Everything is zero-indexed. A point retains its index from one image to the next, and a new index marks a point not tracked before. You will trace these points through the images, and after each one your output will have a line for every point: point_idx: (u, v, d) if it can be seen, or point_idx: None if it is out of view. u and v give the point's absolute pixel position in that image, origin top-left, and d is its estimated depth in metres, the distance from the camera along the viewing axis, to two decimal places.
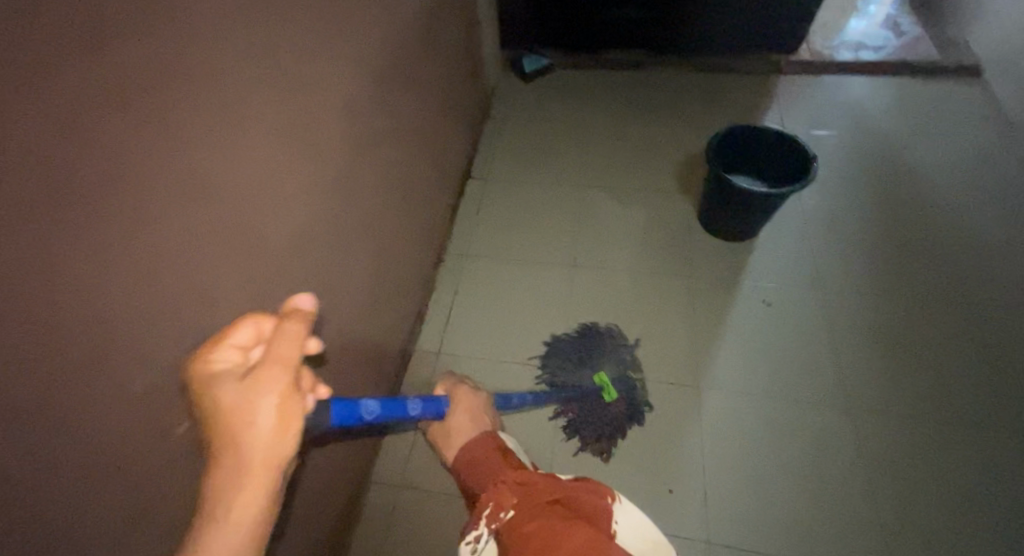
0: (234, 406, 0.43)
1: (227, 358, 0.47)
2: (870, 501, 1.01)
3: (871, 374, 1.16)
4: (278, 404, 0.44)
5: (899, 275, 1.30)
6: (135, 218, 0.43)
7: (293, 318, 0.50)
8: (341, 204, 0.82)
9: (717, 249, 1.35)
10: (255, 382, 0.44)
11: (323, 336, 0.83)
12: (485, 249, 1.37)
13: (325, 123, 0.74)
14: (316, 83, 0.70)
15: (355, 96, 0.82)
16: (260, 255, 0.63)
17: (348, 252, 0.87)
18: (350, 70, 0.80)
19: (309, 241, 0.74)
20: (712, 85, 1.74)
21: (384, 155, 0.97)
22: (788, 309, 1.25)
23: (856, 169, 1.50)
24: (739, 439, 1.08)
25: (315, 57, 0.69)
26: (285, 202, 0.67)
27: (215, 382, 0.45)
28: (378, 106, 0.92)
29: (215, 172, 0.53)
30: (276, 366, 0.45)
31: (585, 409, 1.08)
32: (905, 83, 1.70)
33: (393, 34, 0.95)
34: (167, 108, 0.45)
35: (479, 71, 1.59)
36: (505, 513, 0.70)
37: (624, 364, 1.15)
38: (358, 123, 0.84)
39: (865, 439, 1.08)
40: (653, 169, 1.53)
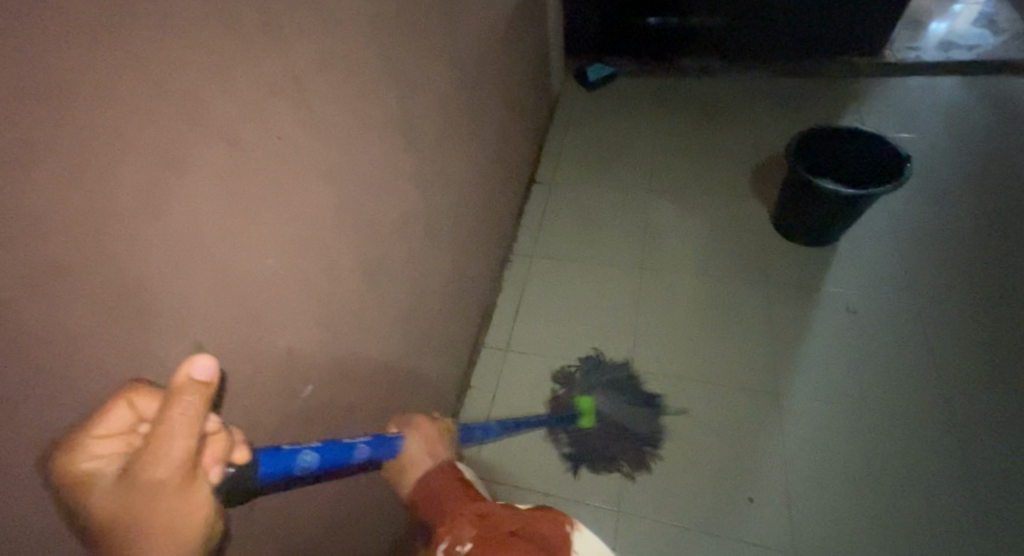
0: (109, 529, 0.32)
1: (102, 456, 0.33)
2: (980, 526, 0.92)
3: (974, 386, 1.06)
4: (180, 510, 0.33)
5: (1003, 282, 1.20)
6: (258, 186, 0.47)
7: (187, 396, 0.34)
8: (422, 197, 0.84)
9: (795, 254, 1.28)
10: (145, 493, 0.32)
11: (403, 326, 0.85)
12: (551, 251, 1.37)
13: (412, 117, 0.76)
14: (406, 76, 0.73)
15: (437, 90, 0.84)
16: (354, 234, 0.65)
17: (425, 246, 0.88)
18: (436, 68, 0.82)
19: (395, 229, 0.76)
20: (788, 89, 1.69)
21: (460, 154, 0.98)
22: (878, 317, 1.17)
23: (950, 170, 1.40)
24: (825, 448, 1.01)
25: (406, 53, 0.72)
26: (377, 187, 0.69)
27: (84, 495, 0.32)
28: (457, 105, 0.94)
29: (322, 153, 0.56)
30: (159, 467, 0.32)
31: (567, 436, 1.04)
32: (1003, 82, 1.59)
33: (470, 32, 0.96)
34: (291, 91, 0.49)
35: (547, 79, 1.60)
36: (461, 546, 0.52)
37: (614, 389, 1.11)
38: (439, 120, 0.87)
39: (975, 459, 0.98)
40: (725, 174, 1.48)
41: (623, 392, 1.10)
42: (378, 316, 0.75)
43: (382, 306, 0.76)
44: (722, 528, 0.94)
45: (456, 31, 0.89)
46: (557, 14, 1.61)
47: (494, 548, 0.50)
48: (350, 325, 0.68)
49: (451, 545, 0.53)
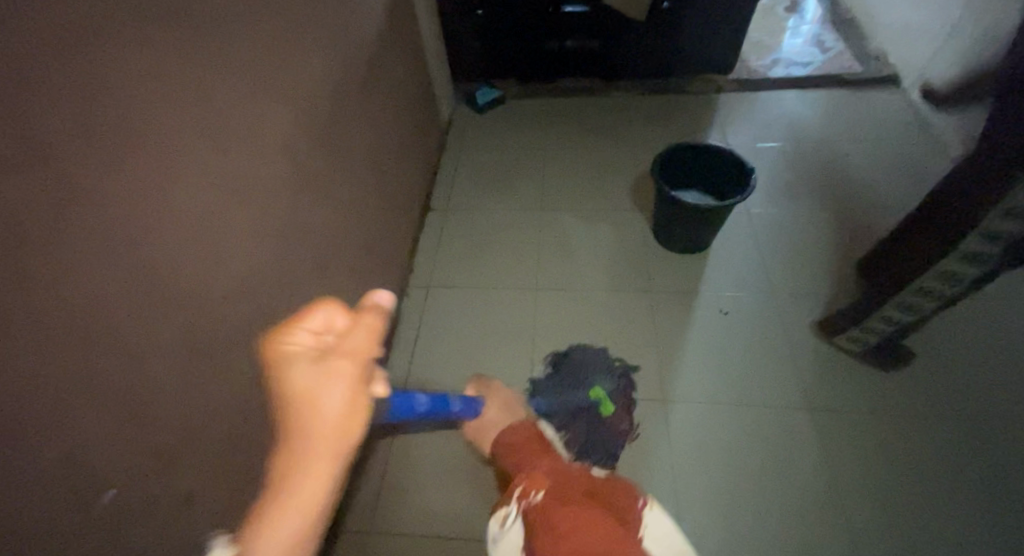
0: (308, 400, 0.43)
1: (303, 344, 0.45)
2: (830, 502, 1.03)
3: (825, 373, 1.19)
4: (353, 400, 0.45)
5: (844, 273, 1.35)
6: (29, 271, 0.43)
7: (378, 309, 0.52)
8: (284, 244, 0.83)
9: (669, 262, 1.39)
10: (336, 373, 0.44)
11: (279, 378, 0.83)
12: (447, 279, 1.40)
13: (252, 166, 0.73)
14: (241, 129, 0.71)
15: (287, 136, 0.83)
16: (186, 300, 0.61)
17: (292, 294, 0.87)
18: (281, 114, 0.81)
19: (248, 283, 0.73)
20: (657, 106, 1.82)
21: (325, 196, 0.98)
22: (743, 317, 1.28)
23: (794, 176, 1.57)
24: (705, 446, 1.10)
25: (237, 104, 0.70)
26: (216, 244, 0.66)
27: (294, 369, 0.44)
28: (317, 148, 0.93)
29: (126, 221, 0.53)
30: (354, 360, 0.46)
31: (618, 396, 1.15)
32: (835, 93, 1.80)
33: (325, 71, 0.95)
34: (59, 161, 0.46)
35: (432, 106, 1.64)
36: (537, 495, 0.70)
37: (584, 379, 1.16)
38: (294, 165, 0.85)
39: (825, 442, 1.10)
40: (605, 190, 1.58)
41: (573, 377, 1.17)
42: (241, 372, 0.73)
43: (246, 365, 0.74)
44: None
45: (304, 71, 0.88)
46: (435, 43, 1.65)
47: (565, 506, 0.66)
48: (207, 393, 0.66)
49: (527, 491, 0.71)
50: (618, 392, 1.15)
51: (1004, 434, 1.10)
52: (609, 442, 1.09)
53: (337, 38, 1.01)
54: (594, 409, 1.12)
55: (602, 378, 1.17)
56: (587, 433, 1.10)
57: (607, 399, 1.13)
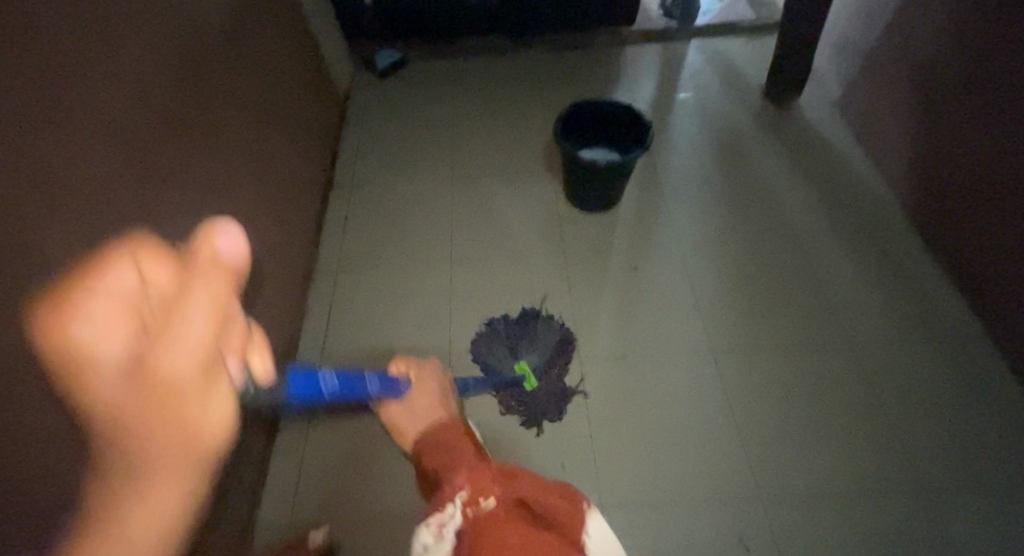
0: (115, 402, 0.38)
1: (101, 335, 0.40)
2: (735, 438, 1.08)
3: (729, 317, 1.24)
4: (185, 386, 0.41)
5: (744, 218, 1.40)
6: None
7: (174, 291, 0.47)
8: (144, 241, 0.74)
9: (579, 223, 1.40)
10: (137, 375, 0.39)
11: None
12: (357, 261, 1.35)
13: (92, 159, 0.64)
14: (71, 117, 0.61)
15: (136, 120, 0.72)
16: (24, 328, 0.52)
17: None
18: (122, 92, 0.70)
19: None
20: (563, 64, 1.79)
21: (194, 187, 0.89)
22: (653, 270, 1.32)
23: (697, 127, 1.60)
24: (620, 399, 1.13)
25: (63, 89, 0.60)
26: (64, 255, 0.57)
27: (90, 374, 0.39)
28: (178, 130, 0.83)
29: None
30: (161, 355, 0.41)
31: (547, 382, 1.13)
32: (732, 42, 1.83)
33: (178, 42, 0.85)
34: None
35: (324, 76, 1.54)
36: (485, 501, 0.60)
37: (519, 352, 1.16)
38: (150, 150, 0.75)
39: (730, 380, 1.15)
40: (515, 153, 1.55)
41: (507, 347, 1.16)
42: None
43: None
44: None
45: (150, 42, 0.77)
46: (318, 6, 1.53)
47: (506, 516, 0.57)
48: None
49: (473, 495, 0.60)
50: (546, 377, 1.14)
51: (889, 352, 1.18)
52: (531, 417, 1.10)
53: (188, 5, 0.90)
54: (516, 384, 1.12)
55: (538, 353, 1.15)
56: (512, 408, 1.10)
57: (530, 374, 1.13)
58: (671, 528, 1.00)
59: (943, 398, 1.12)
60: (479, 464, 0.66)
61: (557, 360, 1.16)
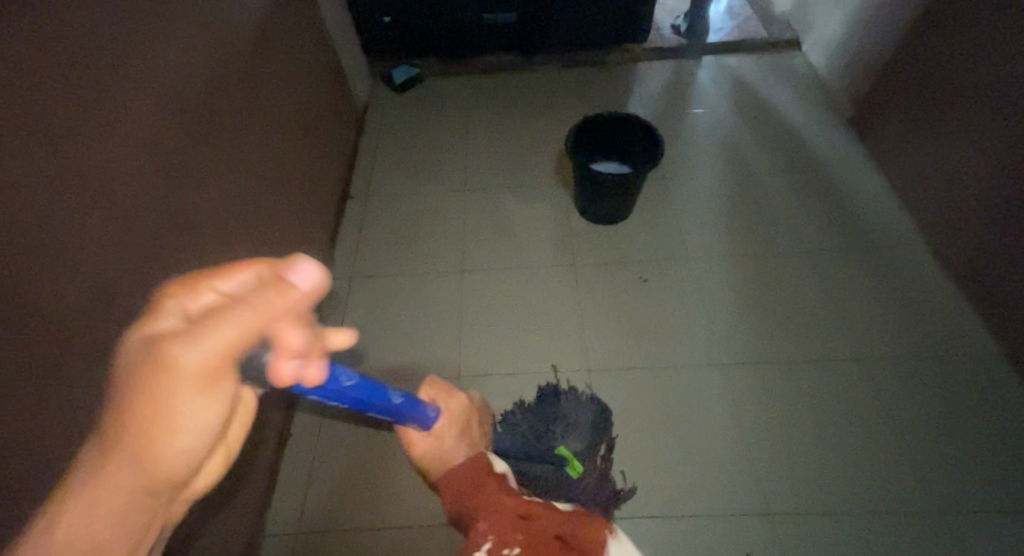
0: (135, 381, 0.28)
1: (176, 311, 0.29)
2: (741, 451, 1.08)
3: (737, 329, 1.24)
4: (194, 414, 0.29)
5: (753, 232, 1.40)
6: None
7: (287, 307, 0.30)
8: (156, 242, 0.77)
9: (589, 234, 1.42)
10: (160, 367, 0.27)
11: None
12: (370, 268, 1.38)
13: (106, 163, 0.67)
14: (87, 123, 0.65)
15: (151, 127, 0.76)
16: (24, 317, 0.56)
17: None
18: (140, 101, 0.74)
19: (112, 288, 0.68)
20: (576, 79, 1.82)
21: (213, 192, 0.92)
22: (662, 282, 1.32)
23: (707, 141, 1.61)
24: (626, 409, 1.13)
25: (80, 97, 0.64)
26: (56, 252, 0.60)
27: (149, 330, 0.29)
28: (195, 138, 0.87)
29: None
30: (192, 356, 0.27)
31: (590, 468, 1.05)
32: (744, 60, 1.85)
33: (200, 55, 0.89)
34: None
35: (343, 89, 1.58)
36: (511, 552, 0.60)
37: (555, 433, 1.08)
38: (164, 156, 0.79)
39: (737, 393, 1.15)
40: (527, 165, 1.58)
41: (539, 429, 1.09)
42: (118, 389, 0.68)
43: None
44: None
45: (170, 55, 0.81)
46: (339, 22, 1.58)
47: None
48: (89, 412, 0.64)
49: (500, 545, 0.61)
50: (588, 460, 1.06)
51: (900, 367, 1.17)
52: (580, 505, 1.02)
53: (214, 19, 0.94)
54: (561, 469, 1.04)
55: (576, 436, 1.08)
56: (557, 497, 1.02)
57: (574, 459, 1.05)
58: (672, 539, 0.99)
59: (958, 416, 1.10)
60: (499, 512, 0.64)
61: (596, 439, 1.09)
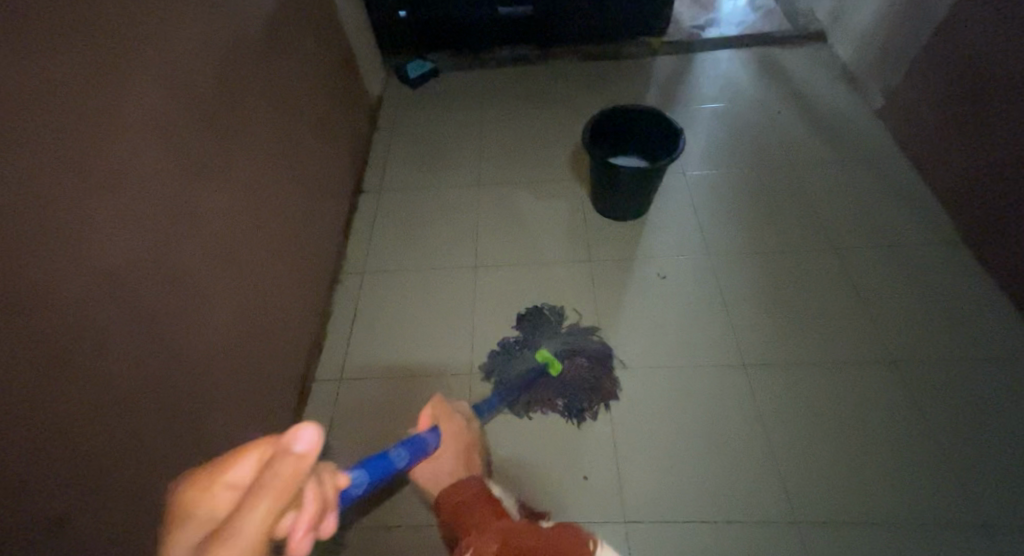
0: None
1: None
2: (764, 454, 1.04)
3: (760, 328, 1.20)
4: None
5: (776, 228, 1.36)
6: None
7: None
8: (163, 233, 0.75)
9: (607, 230, 1.38)
10: None
11: (179, 381, 0.77)
12: (383, 263, 1.36)
13: (109, 150, 0.66)
14: (90, 109, 0.63)
15: (158, 113, 0.74)
16: (25, 309, 0.54)
17: (191, 291, 0.81)
18: (148, 87, 0.72)
19: (117, 279, 0.67)
20: (593, 73, 1.79)
21: (224, 182, 0.90)
22: (681, 280, 1.29)
23: (729, 136, 1.57)
24: (644, 409, 1.10)
25: (82, 80, 0.62)
26: (57, 240, 0.58)
27: None
28: (205, 127, 0.85)
29: None
30: None
31: (573, 364, 1.11)
32: (766, 52, 1.80)
33: (210, 43, 0.87)
34: None
35: (357, 83, 1.57)
36: None
37: (534, 342, 1.16)
38: (171, 145, 0.77)
39: (760, 393, 1.11)
40: (543, 160, 1.55)
41: (521, 344, 1.16)
42: (121, 384, 0.67)
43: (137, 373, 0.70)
44: (564, 507, 1.00)
45: (178, 42, 0.80)
46: (354, 16, 1.57)
47: None
48: (95, 408, 0.63)
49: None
50: (573, 357, 1.12)
51: (933, 369, 1.12)
52: (570, 398, 1.08)
53: (225, 8, 0.92)
54: (543, 371, 1.10)
55: (554, 341, 1.15)
56: (550, 397, 1.08)
57: (553, 358, 1.11)
58: (695, 544, 0.95)
59: (995, 424, 1.05)
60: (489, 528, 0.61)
61: (578, 342, 1.15)
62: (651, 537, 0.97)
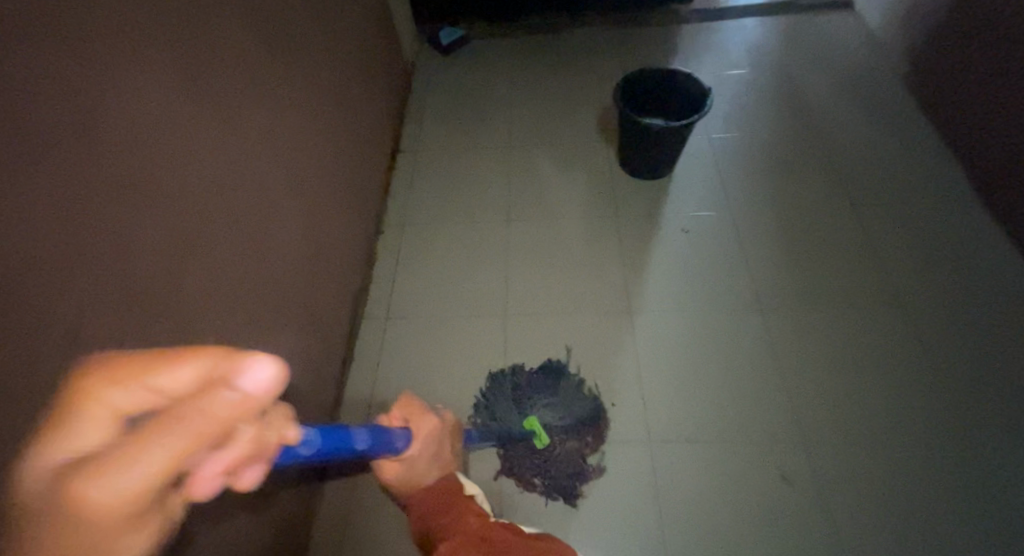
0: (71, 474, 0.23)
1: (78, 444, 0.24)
2: (782, 388, 1.12)
3: (779, 278, 1.27)
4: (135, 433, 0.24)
5: (796, 188, 1.43)
6: (33, 165, 0.46)
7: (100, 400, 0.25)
8: (256, 163, 0.84)
9: (633, 188, 1.46)
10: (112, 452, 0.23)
11: (265, 298, 0.87)
12: (421, 216, 1.45)
13: (219, 81, 0.74)
14: (207, 42, 0.72)
15: (249, 53, 0.83)
16: (170, 207, 0.63)
17: (273, 220, 0.90)
18: (241, 28, 0.80)
19: (226, 196, 0.76)
20: (619, 40, 1.84)
21: (295, 127, 0.99)
22: (703, 234, 1.36)
23: (753, 101, 1.62)
24: (667, 349, 1.19)
25: (200, 16, 0.70)
26: (189, 153, 0.67)
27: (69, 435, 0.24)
28: (281, 73, 0.93)
29: (106, 119, 0.54)
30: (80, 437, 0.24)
31: (559, 440, 1.04)
32: (790, 20, 1.83)
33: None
34: (36, 67, 0.47)
35: (394, 47, 1.64)
36: None
37: (527, 404, 1.06)
38: (259, 84, 0.85)
39: (778, 336, 1.19)
40: (572, 122, 1.62)
41: (510, 402, 1.07)
42: (229, 289, 0.76)
43: (241, 282, 0.79)
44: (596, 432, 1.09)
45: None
46: None
47: None
48: (212, 306, 0.72)
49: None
50: (559, 436, 1.04)
51: (942, 316, 1.19)
52: (542, 478, 1.02)
53: None
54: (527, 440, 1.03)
55: (550, 409, 1.05)
56: (523, 470, 1.02)
57: (542, 430, 1.03)
58: (720, 464, 1.04)
59: (1003, 369, 1.11)
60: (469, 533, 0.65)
61: (574, 416, 1.06)
62: (676, 457, 1.05)
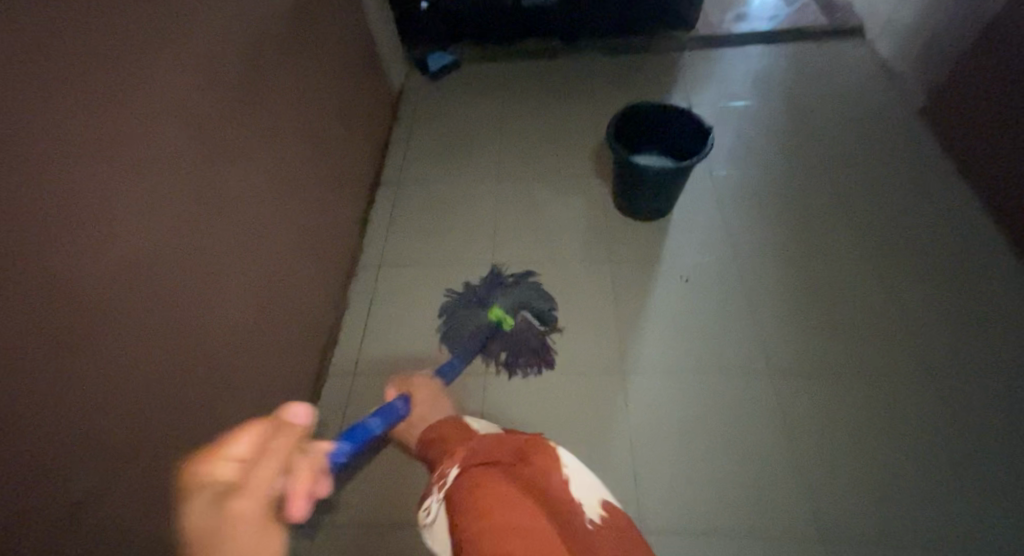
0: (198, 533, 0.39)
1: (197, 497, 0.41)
2: (790, 465, 1.00)
3: (788, 333, 1.16)
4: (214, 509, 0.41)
5: (806, 230, 1.31)
6: None
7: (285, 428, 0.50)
8: (188, 224, 0.74)
9: (630, 228, 1.35)
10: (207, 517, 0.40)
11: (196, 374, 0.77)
12: (400, 255, 1.35)
13: (137, 138, 0.65)
14: (122, 95, 0.62)
15: (184, 101, 0.73)
16: (55, 296, 0.54)
17: (211, 283, 0.80)
18: (173, 73, 0.71)
19: (142, 269, 0.66)
20: (619, 67, 1.75)
21: (247, 174, 0.89)
22: (704, 282, 1.25)
23: (760, 134, 1.52)
24: (663, 415, 1.07)
25: (112, 66, 0.61)
26: (87, 228, 0.58)
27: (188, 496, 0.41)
28: (228, 117, 0.84)
29: None
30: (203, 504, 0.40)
31: (524, 342, 1.12)
32: (800, 47, 1.73)
33: (234, 31, 0.85)
34: None
35: (379, 74, 1.55)
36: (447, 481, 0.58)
37: (488, 306, 1.17)
38: (196, 134, 0.76)
39: (787, 401, 1.07)
40: (566, 155, 1.52)
41: (478, 315, 1.16)
42: (142, 377, 0.66)
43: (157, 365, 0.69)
44: None
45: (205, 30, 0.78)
46: (377, 5, 1.55)
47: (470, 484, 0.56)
48: (115, 401, 0.62)
49: (443, 472, 0.60)
50: (527, 341, 1.12)
51: (971, 383, 1.07)
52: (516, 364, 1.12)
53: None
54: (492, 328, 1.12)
55: (509, 307, 1.15)
56: (499, 357, 1.12)
57: (504, 315, 1.13)
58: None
59: None
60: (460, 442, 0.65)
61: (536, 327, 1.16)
62: (669, 548, 0.93)
